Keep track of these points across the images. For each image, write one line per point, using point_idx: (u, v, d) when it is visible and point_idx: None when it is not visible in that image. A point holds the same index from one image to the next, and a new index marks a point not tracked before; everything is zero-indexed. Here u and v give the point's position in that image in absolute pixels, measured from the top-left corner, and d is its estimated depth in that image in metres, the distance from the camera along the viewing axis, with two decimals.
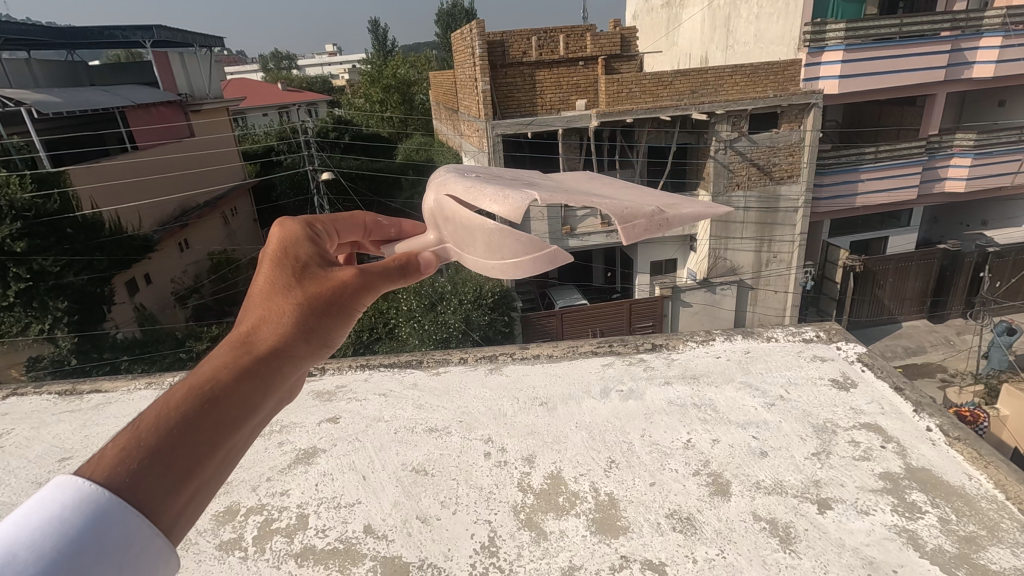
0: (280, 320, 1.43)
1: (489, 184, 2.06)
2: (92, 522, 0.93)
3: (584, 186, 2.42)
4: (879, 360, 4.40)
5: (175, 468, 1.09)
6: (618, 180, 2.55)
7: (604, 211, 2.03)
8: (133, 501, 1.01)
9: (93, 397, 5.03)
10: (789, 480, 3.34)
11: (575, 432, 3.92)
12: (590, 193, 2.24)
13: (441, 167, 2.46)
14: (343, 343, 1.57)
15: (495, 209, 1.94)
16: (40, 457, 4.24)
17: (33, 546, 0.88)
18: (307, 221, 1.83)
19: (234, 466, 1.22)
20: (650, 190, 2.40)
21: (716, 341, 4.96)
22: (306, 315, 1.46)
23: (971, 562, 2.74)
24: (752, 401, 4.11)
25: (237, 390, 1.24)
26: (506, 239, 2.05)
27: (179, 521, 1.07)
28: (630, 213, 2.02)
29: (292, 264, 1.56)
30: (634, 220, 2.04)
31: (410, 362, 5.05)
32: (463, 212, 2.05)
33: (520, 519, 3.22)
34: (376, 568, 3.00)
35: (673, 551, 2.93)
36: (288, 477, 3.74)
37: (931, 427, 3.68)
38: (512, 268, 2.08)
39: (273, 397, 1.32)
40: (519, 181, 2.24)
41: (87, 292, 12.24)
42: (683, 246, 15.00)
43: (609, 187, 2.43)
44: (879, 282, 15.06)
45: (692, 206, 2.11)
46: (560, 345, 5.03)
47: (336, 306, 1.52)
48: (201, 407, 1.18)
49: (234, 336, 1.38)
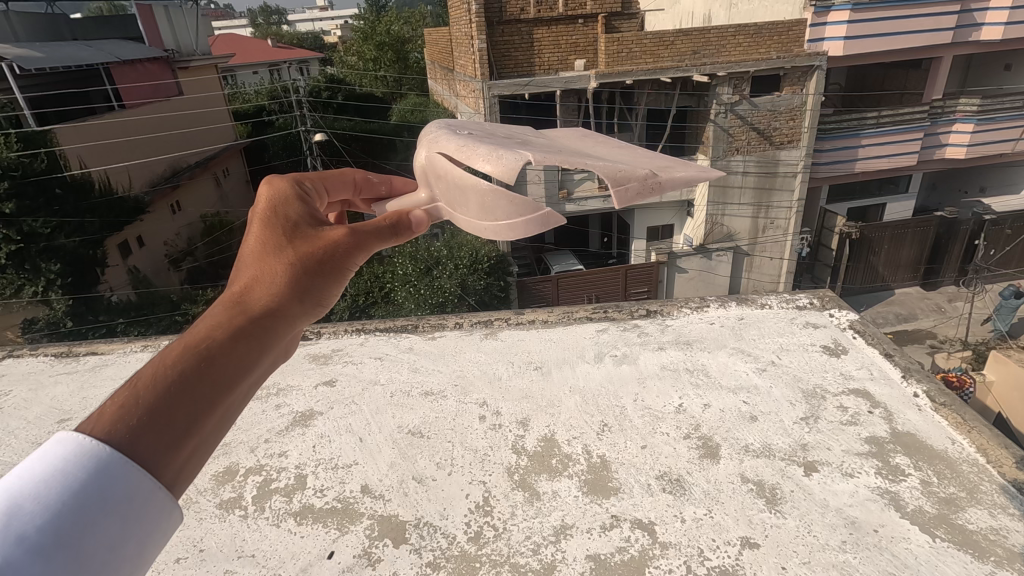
0: (272, 279, 1.41)
1: (482, 143, 2.03)
2: (94, 474, 0.95)
3: (579, 144, 2.38)
4: (870, 327, 4.44)
5: (174, 421, 1.10)
6: (613, 138, 2.51)
7: (598, 173, 2.01)
8: (134, 456, 1.02)
9: (89, 359, 5.05)
10: (777, 444, 3.42)
11: (569, 397, 3.98)
12: (583, 152, 2.21)
13: (431, 123, 2.41)
14: (337, 301, 1.57)
15: (488, 169, 1.94)
16: (39, 418, 4.28)
17: (38, 498, 0.92)
18: (295, 180, 1.80)
19: (234, 422, 1.22)
20: (644, 151, 2.39)
21: (710, 308, 4.98)
22: (299, 274, 1.45)
23: (950, 522, 2.83)
24: (743, 366, 4.17)
25: (233, 345, 1.24)
26: (499, 200, 2.02)
27: (180, 475, 1.08)
28: (624, 175, 2.00)
29: (282, 224, 1.54)
30: (628, 183, 2.03)
31: (406, 327, 5.06)
32: (454, 171, 2.02)
33: (515, 480, 3.30)
34: (373, 526, 3.08)
35: (661, 511, 3.01)
36: (286, 439, 3.79)
37: (918, 392, 3.74)
38: (504, 229, 2.07)
39: (271, 353, 1.31)
40: (512, 140, 2.19)
41: (79, 255, 12.14)
42: (680, 211, 14.86)
43: (604, 148, 2.40)
44: (874, 250, 15.08)
45: (686, 169, 2.10)
46: (554, 311, 5.05)
47: (329, 264, 1.51)
48: (197, 363, 1.17)
49: (228, 295, 1.37)
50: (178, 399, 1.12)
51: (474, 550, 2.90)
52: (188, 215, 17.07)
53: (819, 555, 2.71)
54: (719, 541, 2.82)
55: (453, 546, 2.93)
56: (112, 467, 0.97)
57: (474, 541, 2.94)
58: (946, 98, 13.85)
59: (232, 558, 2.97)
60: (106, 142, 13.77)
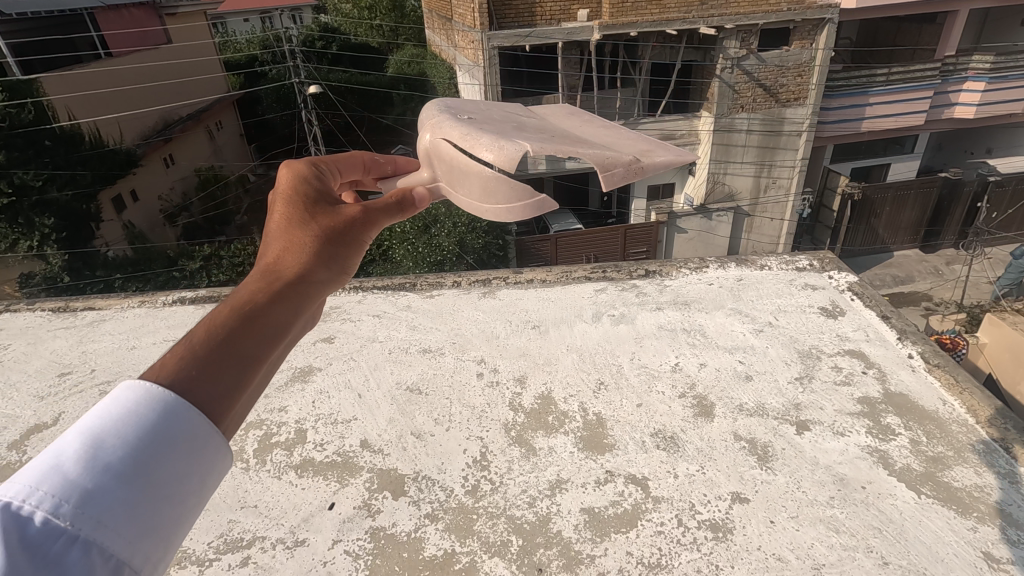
0: (299, 249, 1.41)
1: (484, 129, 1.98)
2: (158, 417, 1.03)
3: (569, 124, 2.34)
4: (869, 289, 4.43)
5: (217, 375, 1.12)
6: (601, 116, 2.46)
7: (587, 157, 1.99)
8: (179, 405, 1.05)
9: (87, 314, 5.04)
10: (771, 403, 3.46)
11: (566, 355, 4.00)
12: (576, 135, 2.18)
13: (429, 103, 2.35)
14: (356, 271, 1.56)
15: (489, 158, 1.90)
16: (40, 371, 4.30)
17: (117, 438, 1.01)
18: (313, 163, 1.80)
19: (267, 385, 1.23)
20: (630, 130, 2.35)
21: (709, 268, 4.95)
22: (323, 243, 1.45)
23: (936, 479, 2.90)
24: (740, 327, 4.18)
25: (267, 308, 1.26)
26: (500, 182, 1.98)
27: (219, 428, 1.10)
28: (611, 160, 2.00)
29: (302, 197, 1.54)
30: (615, 167, 2.01)
31: (403, 285, 5.03)
32: (457, 156, 1.97)
33: (512, 436, 3.35)
34: (373, 479, 3.14)
35: (655, 466, 3.08)
36: (286, 394, 3.83)
37: (913, 354, 3.77)
38: (503, 212, 2.04)
39: (301, 319, 1.33)
40: (509, 123, 2.15)
41: (73, 209, 12.00)
42: (681, 170, 14.58)
43: (596, 129, 2.36)
44: (875, 212, 14.99)
45: (667, 152, 2.09)
46: (553, 270, 5.02)
47: (351, 236, 1.51)
48: (233, 320, 1.20)
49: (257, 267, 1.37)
50: (218, 352, 1.15)
51: (471, 502, 2.97)
52: (182, 169, 16.77)
53: (808, 510, 2.79)
54: (711, 496, 2.89)
55: (451, 499, 3.00)
56: (174, 406, 1.05)
57: (471, 494, 3.01)
58: (959, 54, 13.47)
59: (235, 508, 3.04)
60: (95, 92, 13.42)
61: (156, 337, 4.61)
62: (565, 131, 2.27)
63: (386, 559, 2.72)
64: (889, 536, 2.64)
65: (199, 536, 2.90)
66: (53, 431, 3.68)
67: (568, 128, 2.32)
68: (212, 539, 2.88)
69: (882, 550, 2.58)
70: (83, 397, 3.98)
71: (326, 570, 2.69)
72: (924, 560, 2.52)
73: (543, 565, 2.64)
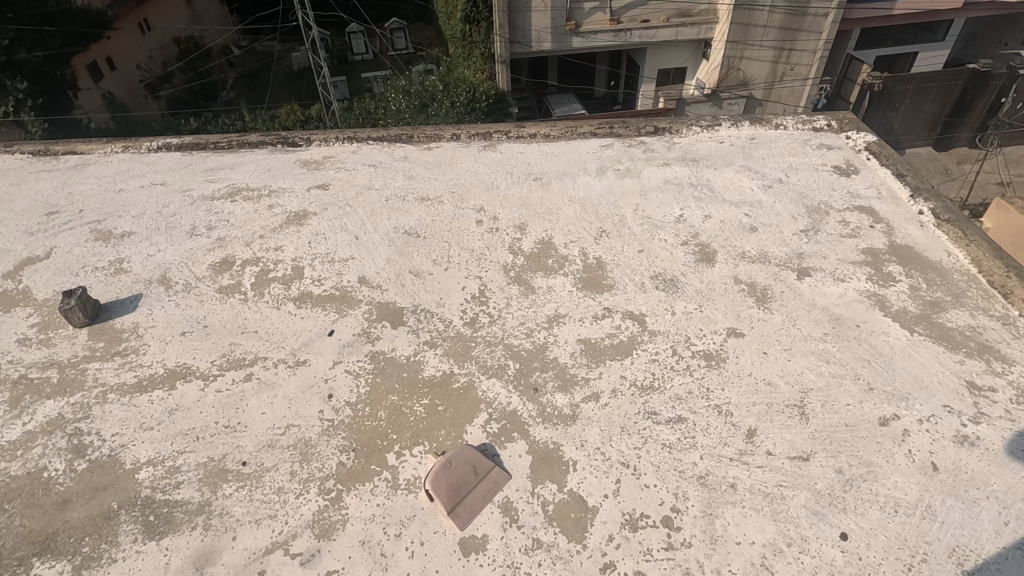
0: None
1: (451, 461, 2.37)
2: None
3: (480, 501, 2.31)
4: (887, 149, 4.20)
5: None
6: (486, 518, 2.27)
7: (429, 487, 2.31)
8: None
9: (69, 158, 4.64)
10: (773, 252, 3.42)
11: (568, 206, 3.87)
12: (465, 494, 2.30)
13: (505, 474, 2.39)
14: None
15: (436, 458, 2.40)
16: (26, 210, 4.07)
17: None
18: None
19: None
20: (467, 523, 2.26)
21: (722, 126, 4.61)
22: None
23: (930, 320, 2.95)
24: (750, 183, 4.02)
25: None
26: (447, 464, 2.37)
27: None
28: (430, 490, 2.31)
29: None
30: (431, 493, 2.31)
31: (400, 137, 4.69)
32: (459, 451, 2.42)
33: (510, 276, 3.32)
34: (371, 310, 3.15)
35: (653, 305, 3.09)
36: (280, 235, 3.71)
37: (923, 211, 3.66)
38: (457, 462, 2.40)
39: None
40: (462, 483, 2.32)
41: (45, 72, 11.42)
42: (694, 54, 13.67)
43: (486, 493, 2.33)
44: (893, 104, 13.23)
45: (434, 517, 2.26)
46: (558, 124, 4.68)
47: None
48: None
49: None
50: None
51: (469, 332, 3.00)
52: (159, 36, 15.51)
53: (801, 344, 2.86)
54: (706, 330, 2.94)
55: (450, 329, 3.02)
56: None
57: (470, 325, 3.04)
58: None
59: (235, 333, 3.06)
60: None
61: (144, 181, 4.33)
62: (465, 490, 2.31)
63: (387, 379, 2.78)
64: (877, 367, 2.74)
65: (201, 355, 2.95)
66: (48, 263, 3.58)
67: (472, 487, 2.33)
68: (215, 358, 2.94)
69: (869, 378, 2.69)
70: (73, 234, 3.81)
71: (327, 386, 2.77)
72: (908, 387, 2.65)
73: (539, 385, 2.72)
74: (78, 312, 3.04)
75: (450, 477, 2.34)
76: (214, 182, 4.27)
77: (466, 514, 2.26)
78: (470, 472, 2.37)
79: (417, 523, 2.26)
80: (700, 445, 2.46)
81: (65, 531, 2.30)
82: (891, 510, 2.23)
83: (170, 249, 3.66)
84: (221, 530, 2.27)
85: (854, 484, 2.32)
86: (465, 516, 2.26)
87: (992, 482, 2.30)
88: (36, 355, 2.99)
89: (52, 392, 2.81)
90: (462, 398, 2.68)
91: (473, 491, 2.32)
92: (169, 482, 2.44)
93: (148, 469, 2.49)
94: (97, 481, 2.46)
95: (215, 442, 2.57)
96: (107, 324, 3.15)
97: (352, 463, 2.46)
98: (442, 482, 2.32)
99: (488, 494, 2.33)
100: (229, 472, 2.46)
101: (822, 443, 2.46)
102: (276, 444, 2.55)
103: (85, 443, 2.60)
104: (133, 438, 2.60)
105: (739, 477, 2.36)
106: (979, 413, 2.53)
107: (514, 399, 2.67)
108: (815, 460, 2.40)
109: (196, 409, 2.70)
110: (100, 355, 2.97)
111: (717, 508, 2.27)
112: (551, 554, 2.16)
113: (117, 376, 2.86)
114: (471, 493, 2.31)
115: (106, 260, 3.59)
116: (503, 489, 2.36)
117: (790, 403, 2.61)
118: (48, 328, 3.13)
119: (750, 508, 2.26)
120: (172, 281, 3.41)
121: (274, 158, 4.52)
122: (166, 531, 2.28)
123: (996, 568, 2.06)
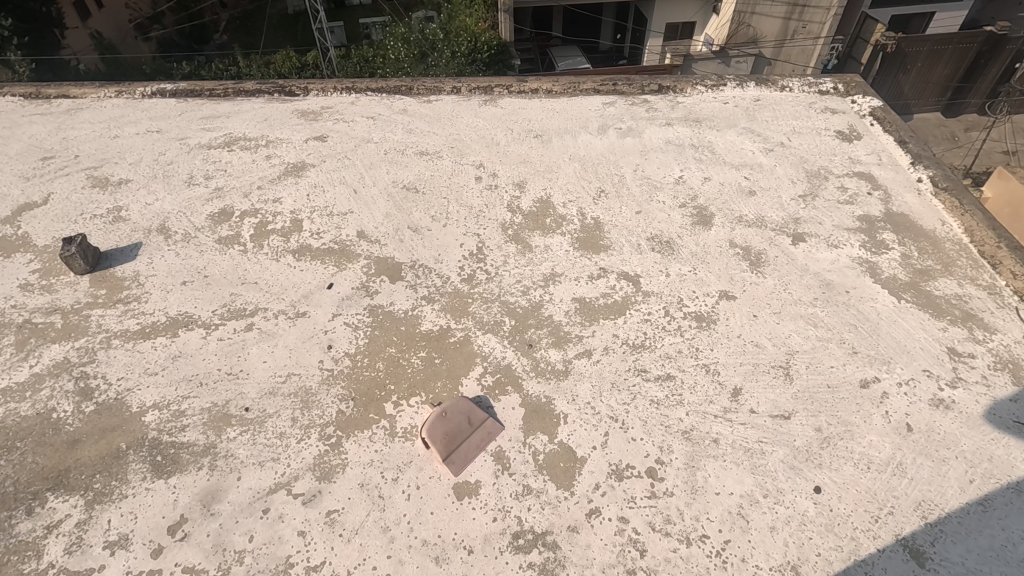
0: None
1: (452, 413, 2.45)
2: None
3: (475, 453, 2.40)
4: (892, 115, 4.15)
5: None
6: (483, 471, 2.37)
7: (428, 434, 2.40)
8: None
9: (62, 102, 4.54)
10: (771, 216, 3.44)
11: (567, 163, 3.86)
12: (464, 444, 2.40)
13: (500, 427, 2.47)
14: None
15: (436, 407, 2.49)
16: (19, 154, 4.02)
17: None
18: None
19: None
20: (461, 473, 2.35)
21: (727, 87, 4.52)
22: None
23: (918, 287, 3.02)
24: (751, 145, 3.99)
25: None
26: (448, 417, 2.45)
27: None
28: (428, 441, 2.39)
29: None
30: (431, 445, 2.39)
31: (398, 89, 4.59)
32: (459, 403, 2.50)
33: (508, 234, 3.33)
34: (370, 266, 3.18)
35: (648, 266, 3.13)
36: (279, 186, 3.70)
37: (922, 178, 3.67)
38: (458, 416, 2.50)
39: None
40: (458, 435, 2.41)
41: (30, 9, 11.75)
42: (704, 8, 13.47)
43: (480, 442, 2.42)
44: (905, 67, 12.87)
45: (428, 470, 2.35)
46: (560, 80, 4.57)
47: None
48: None
49: None
50: None
51: (467, 288, 3.05)
52: None
53: (791, 308, 2.93)
54: (699, 293, 3.00)
55: (448, 285, 3.07)
56: None
57: (467, 281, 3.08)
58: None
59: (235, 284, 3.10)
60: None
61: (139, 128, 4.26)
62: (461, 438, 2.41)
63: (385, 332, 2.85)
64: (863, 331, 2.82)
65: (202, 305, 3.00)
66: (46, 210, 3.57)
67: (467, 435, 2.42)
68: (216, 308, 2.99)
69: (855, 343, 2.77)
70: (70, 180, 3.79)
71: (326, 337, 2.84)
72: (890, 351, 2.73)
73: (533, 341, 2.79)
74: (79, 259, 3.06)
75: (445, 427, 2.43)
76: (212, 130, 4.21)
77: (460, 460, 2.37)
78: (465, 423, 2.46)
79: (413, 469, 2.37)
80: (687, 402, 2.56)
81: (76, 468, 2.41)
82: (865, 466, 2.35)
83: (169, 197, 3.65)
84: (227, 471, 2.38)
85: (831, 442, 2.42)
86: (459, 463, 2.36)
87: (962, 443, 2.41)
88: (39, 301, 3.02)
89: (57, 337, 2.86)
90: (459, 352, 2.76)
91: (468, 440, 2.41)
92: (175, 425, 2.53)
93: (154, 413, 2.58)
94: (105, 423, 2.54)
95: (218, 389, 2.65)
96: (107, 272, 3.17)
97: (351, 411, 2.55)
98: (437, 432, 2.41)
99: (481, 444, 2.42)
100: (232, 417, 2.55)
101: (803, 402, 2.56)
102: (277, 392, 2.63)
103: (91, 386, 2.68)
104: (138, 383, 2.68)
105: (722, 433, 2.46)
106: (956, 377, 2.63)
107: (508, 354, 2.74)
108: (796, 418, 2.50)
109: (198, 357, 2.77)
110: (102, 302, 3.02)
111: (699, 462, 2.38)
112: (540, 500, 2.28)
113: (120, 323, 2.92)
114: (467, 439, 2.41)
115: (105, 208, 3.58)
116: (497, 439, 2.46)
117: (776, 363, 2.70)
118: (49, 274, 3.16)
119: (731, 462, 2.38)
120: (170, 231, 3.42)
121: (271, 108, 4.44)
122: (173, 471, 2.39)
123: (958, 521, 2.20)
